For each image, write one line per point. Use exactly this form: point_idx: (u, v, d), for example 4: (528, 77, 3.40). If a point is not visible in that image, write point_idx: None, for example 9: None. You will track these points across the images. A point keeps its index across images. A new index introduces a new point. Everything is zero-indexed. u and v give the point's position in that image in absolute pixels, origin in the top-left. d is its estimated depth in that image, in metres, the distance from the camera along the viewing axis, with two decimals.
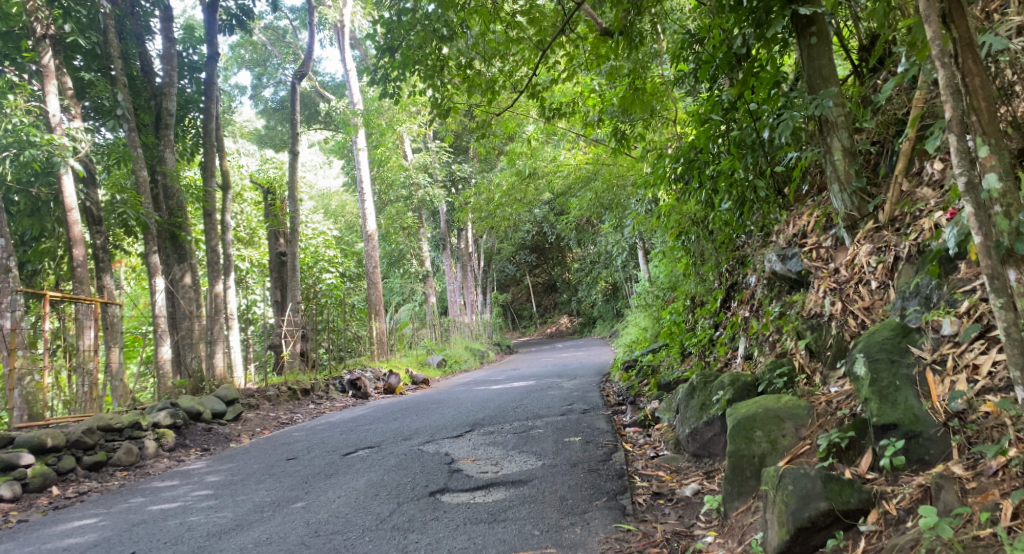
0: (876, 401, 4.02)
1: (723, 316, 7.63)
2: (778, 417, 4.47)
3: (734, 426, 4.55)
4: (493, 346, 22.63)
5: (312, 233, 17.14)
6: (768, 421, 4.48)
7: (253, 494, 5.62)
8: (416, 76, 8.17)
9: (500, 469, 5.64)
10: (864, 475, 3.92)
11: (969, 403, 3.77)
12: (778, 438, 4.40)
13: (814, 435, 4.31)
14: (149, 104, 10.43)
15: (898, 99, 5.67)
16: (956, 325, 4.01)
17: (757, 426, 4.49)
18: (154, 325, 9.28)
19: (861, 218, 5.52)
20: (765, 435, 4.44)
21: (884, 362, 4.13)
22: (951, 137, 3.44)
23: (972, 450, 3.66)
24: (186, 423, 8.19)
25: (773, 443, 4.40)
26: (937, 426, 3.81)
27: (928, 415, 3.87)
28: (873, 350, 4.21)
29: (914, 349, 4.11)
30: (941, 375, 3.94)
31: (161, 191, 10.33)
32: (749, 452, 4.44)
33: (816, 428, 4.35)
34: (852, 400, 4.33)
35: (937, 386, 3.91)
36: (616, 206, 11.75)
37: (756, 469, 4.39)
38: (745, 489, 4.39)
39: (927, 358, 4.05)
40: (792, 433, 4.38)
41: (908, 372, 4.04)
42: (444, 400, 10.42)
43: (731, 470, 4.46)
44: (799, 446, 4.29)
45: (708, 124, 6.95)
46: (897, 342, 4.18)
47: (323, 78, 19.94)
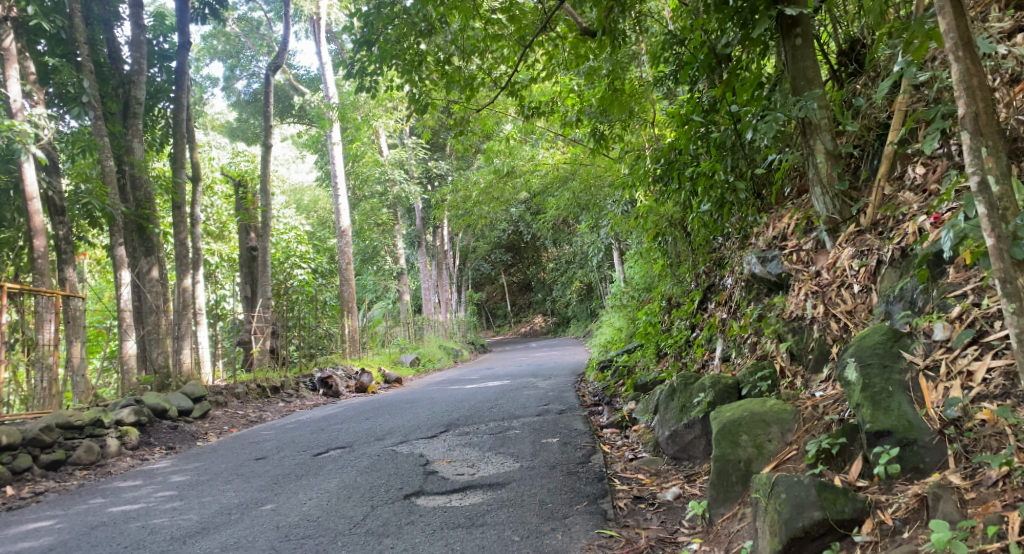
0: (869, 407, 3.95)
1: (700, 318, 7.57)
2: (764, 421, 4.43)
3: (720, 430, 4.49)
4: (466, 345, 22.48)
5: (284, 228, 16.88)
6: (754, 425, 4.44)
7: (220, 495, 5.45)
8: (393, 70, 8.01)
9: (477, 471, 5.52)
10: (856, 483, 3.86)
11: (965, 410, 3.74)
12: (765, 442, 4.36)
13: (801, 440, 4.28)
14: (117, 91, 10.20)
15: (880, 104, 5.64)
16: (948, 331, 3.98)
17: (743, 430, 4.44)
18: (119, 319, 9.01)
19: (842, 221, 5.46)
20: (751, 440, 4.39)
21: (875, 367, 4.07)
22: (963, 133, 3.46)
23: (970, 459, 3.63)
24: (150, 421, 7.99)
25: (760, 447, 4.35)
26: (933, 433, 3.78)
27: (922, 423, 3.83)
28: (865, 354, 4.16)
29: (905, 354, 4.07)
30: (935, 381, 3.91)
31: (128, 181, 10.07)
32: (735, 457, 4.37)
33: (803, 432, 4.32)
34: (840, 405, 4.29)
35: (931, 393, 3.88)
36: (593, 206, 11.67)
37: (742, 474, 4.31)
38: (731, 495, 4.31)
39: (919, 364, 4.01)
40: (778, 438, 4.35)
41: (900, 378, 4.00)
42: (417, 398, 10.28)
43: (717, 475, 4.37)
44: (786, 452, 4.26)
45: (689, 125, 6.88)
46: (889, 347, 4.14)
47: (298, 71, 19.66)
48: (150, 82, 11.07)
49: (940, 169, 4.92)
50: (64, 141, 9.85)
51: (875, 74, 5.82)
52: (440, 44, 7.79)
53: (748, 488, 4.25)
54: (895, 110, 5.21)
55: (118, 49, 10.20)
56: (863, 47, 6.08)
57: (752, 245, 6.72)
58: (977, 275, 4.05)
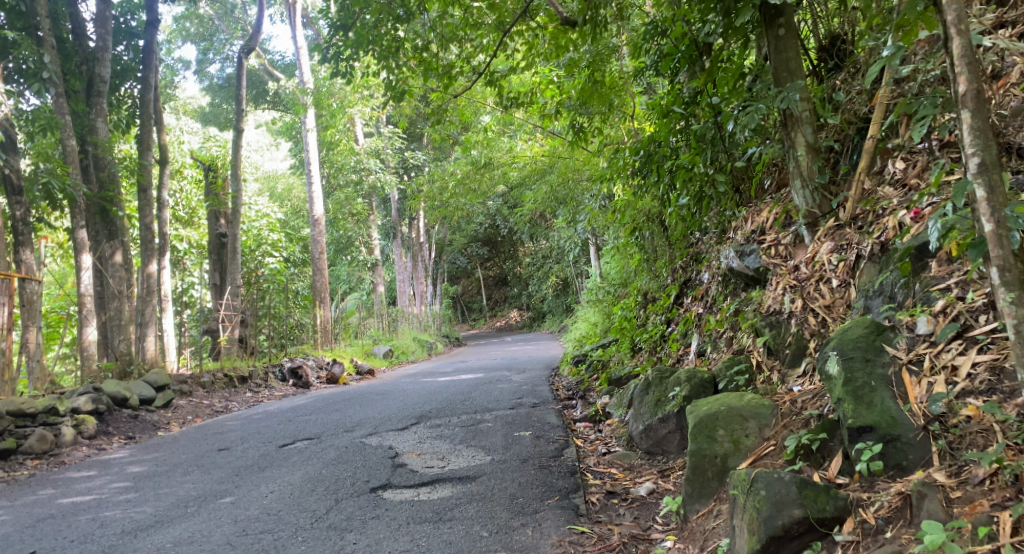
0: (851, 401, 3.85)
1: (676, 312, 7.48)
2: (740, 415, 4.34)
3: (696, 424, 4.40)
4: (440, 338, 22.31)
5: (256, 215, 16.59)
6: (731, 420, 4.35)
7: (177, 487, 5.27)
8: (368, 56, 7.82)
9: (447, 464, 5.39)
10: (835, 480, 3.78)
11: (950, 406, 3.67)
12: (741, 437, 4.27)
13: (779, 435, 4.21)
14: (82, 69, 9.91)
15: (860, 98, 5.57)
16: (931, 325, 3.94)
17: (719, 425, 4.35)
18: (79, 304, 8.80)
19: (822, 215, 5.39)
20: (728, 435, 4.30)
21: (858, 361, 3.98)
22: (963, 114, 3.36)
23: (955, 457, 3.56)
24: (109, 409, 7.78)
25: (737, 442, 4.26)
26: (917, 430, 3.69)
27: (906, 419, 3.74)
28: (847, 348, 4.06)
29: (888, 348, 4.00)
30: (918, 376, 3.84)
31: (91, 162, 9.79)
32: (711, 452, 4.28)
33: (781, 427, 4.24)
34: (819, 400, 4.23)
35: (915, 388, 3.81)
36: (571, 200, 11.57)
37: (718, 470, 4.23)
38: (707, 491, 4.23)
39: (902, 358, 3.95)
40: (756, 433, 4.27)
41: (883, 372, 3.92)
42: (389, 391, 10.11)
43: (692, 471, 4.29)
44: (764, 447, 4.19)
45: (670, 117, 6.76)
46: (871, 340, 4.04)
47: (273, 57, 19.32)
48: (117, 61, 10.77)
49: (920, 165, 4.87)
50: (24, 119, 9.55)
51: (855, 69, 5.76)
52: (417, 31, 7.63)
53: (724, 485, 4.17)
54: (878, 103, 5.11)
55: (83, 25, 9.91)
56: (843, 42, 6.00)
57: (730, 239, 6.64)
58: (960, 270, 4.02)
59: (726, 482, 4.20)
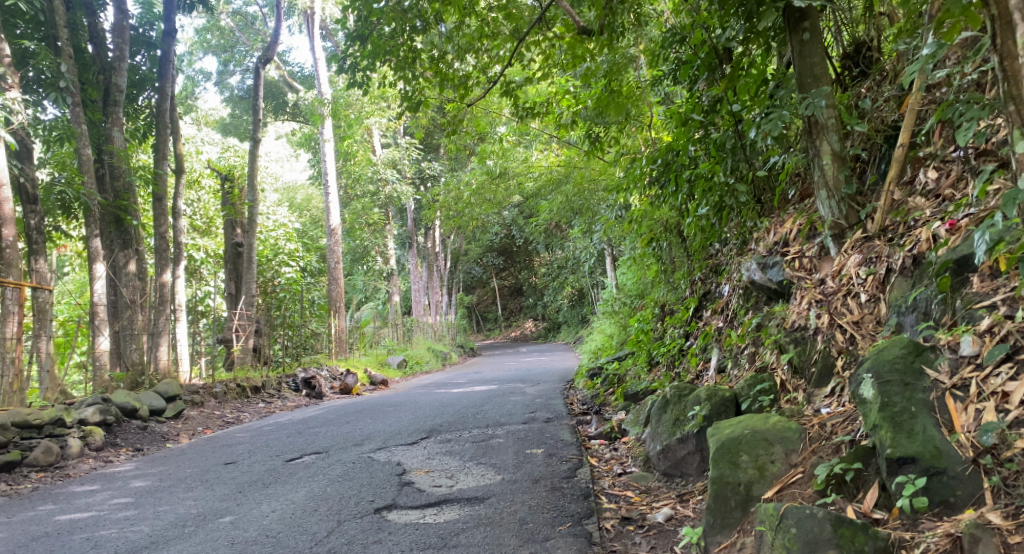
0: (890, 429, 3.64)
1: (695, 326, 7.25)
2: (766, 440, 4.12)
3: (718, 449, 4.17)
4: (455, 348, 22.13)
5: (273, 225, 16.37)
6: (756, 445, 4.13)
7: (178, 504, 5.11)
8: (385, 66, 7.65)
9: (455, 483, 5.19)
10: (873, 515, 3.57)
11: (1003, 437, 3.43)
12: (766, 464, 4.05)
13: (807, 463, 3.99)
14: (98, 78, 9.83)
15: (888, 105, 5.33)
16: (977, 346, 3.69)
17: (743, 450, 4.12)
18: (92, 314, 8.57)
19: (849, 226, 5.14)
20: (752, 461, 4.07)
21: (896, 386, 3.77)
22: None
23: (1011, 495, 3.33)
24: (117, 420, 7.65)
25: (762, 469, 4.03)
26: (966, 463, 3.47)
27: (953, 450, 3.52)
28: (884, 370, 3.85)
29: (930, 371, 3.77)
30: (963, 402, 3.61)
31: (106, 171, 9.71)
32: (734, 479, 4.05)
33: (808, 454, 4.04)
34: (850, 425, 4.04)
35: (961, 415, 3.59)
36: (586, 210, 11.39)
37: (741, 499, 4.00)
38: (730, 521, 3.97)
39: (945, 382, 3.72)
40: (782, 459, 4.05)
41: (925, 397, 3.70)
42: (402, 403, 9.92)
43: (714, 499, 4.04)
44: (791, 475, 3.97)
45: (688, 125, 6.54)
46: (910, 362, 3.83)
47: (292, 68, 19.27)
48: (134, 70, 10.70)
49: (953, 174, 4.64)
50: (41, 128, 9.48)
51: (882, 77, 5.53)
52: (434, 41, 7.48)
53: (749, 515, 3.93)
54: (908, 110, 4.83)
55: (100, 35, 9.84)
56: (869, 50, 5.81)
57: (751, 251, 6.41)
58: (1006, 286, 3.77)
59: (750, 511, 3.96)
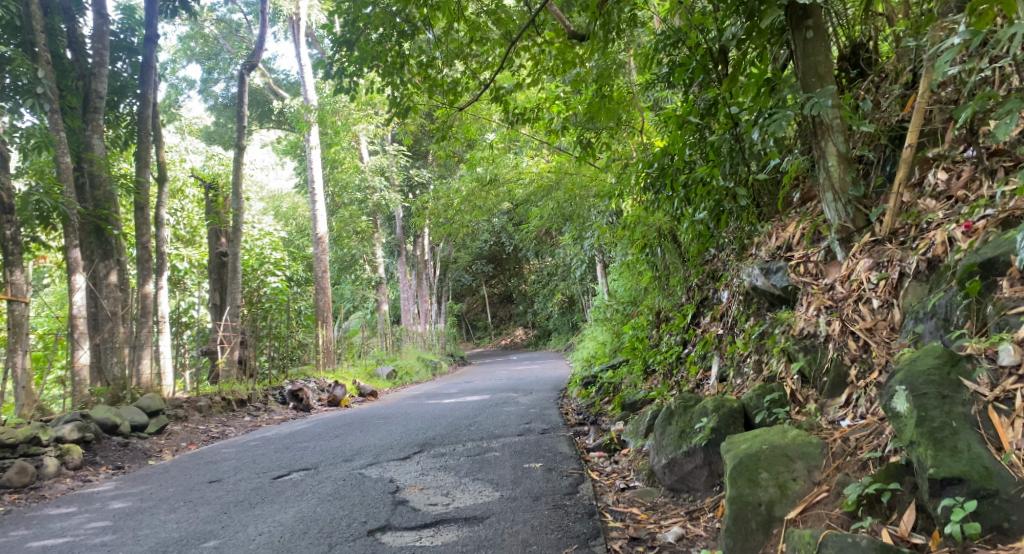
0: (930, 447, 3.49)
1: (693, 333, 7.05)
2: (786, 456, 4.01)
3: (736, 466, 4.04)
4: (445, 357, 21.88)
5: (258, 234, 16.07)
6: (775, 461, 4.00)
7: (159, 527, 4.87)
8: (371, 71, 7.44)
9: (452, 502, 4.97)
10: (910, 539, 3.47)
11: None
12: (788, 482, 3.93)
13: (831, 480, 3.88)
14: (77, 85, 9.58)
15: (892, 106, 5.17)
16: (1018, 356, 3.56)
17: (762, 467, 3.99)
18: (71, 327, 8.35)
19: (856, 230, 4.97)
20: (772, 478, 3.95)
21: (933, 399, 3.60)
22: None
23: None
24: (97, 437, 7.42)
25: (783, 487, 3.92)
26: (1018, 485, 3.33)
27: (1003, 471, 3.37)
28: (918, 381, 3.67)
29: (968, 383, 3.61)
30: (1009, 417, 3.47)
31: (86, 180, 9.41)
32: (754, 498, 3.92)
33: (832, 470, 3.93)
34: (874, 439, 3.90)
35: (1008, 431, 3.45)
36: (577, 217, 11.20)
37: (763, 520, 3.87)
38: (751, 544, 3.85)
39: (986, 395, 3.57)
40: (804, 477, 3.94)
41: (966, 412, 3.54)
42: (392, 415, 9.68)
43: (733, 521, 3.91)
44: (815, 493, 3.86)
45: (684, 127, 6.36)
46: (947, 373, 3.66)
47: (278, 76, 19.02)
48: (114, 77, 10.44)
49: (964, 176, 4.50)
50: (18, 136, 9.20)
51: (882, 77, 5.37)
52: (422, 47, 7.29)
53: (771, 537, 3.81)
54: (917, 108, 4.62)
55: (79, 40, 9.59)
56: (867, 51, 5.57)
57: (752, 256, 6.24)
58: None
59: (772, 533, 3.83)
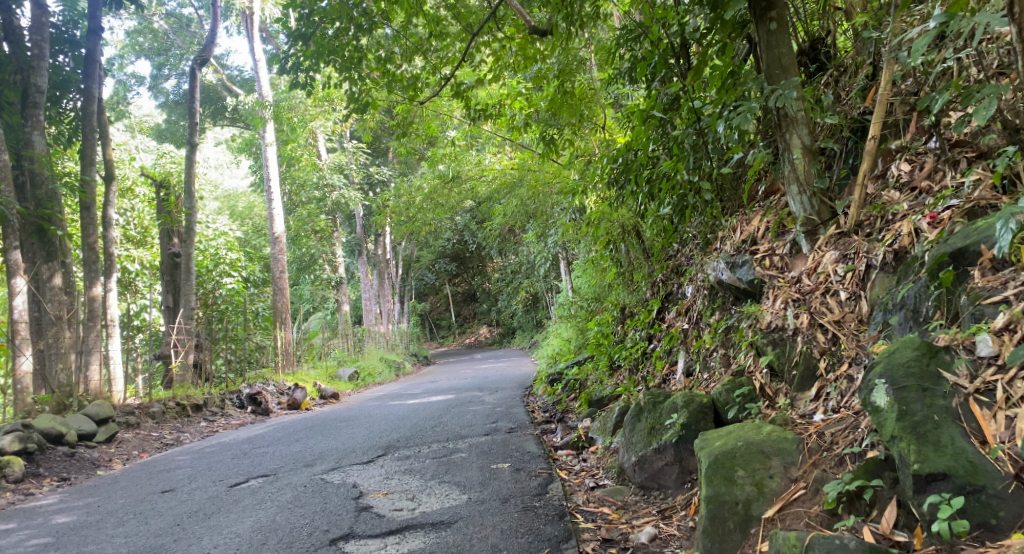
0: (913, 442, 3.45)
1: (658, 328, 7.00)
2: (762, 453, 3.98)
3: (712, 464, 4.00)
4: (408, 357, 21.65)
5: (213, 234, 15.67)
6: (751, 458, 3.98)
7: (108, 544, 4.74)
8: (327, 68, 7.24)
9: (418, 506, 4.85)
10: (892, 537, 3.43)
11: None
12: (764, 479, 3.90)
13: (808, 476, 3.85)
14: (14, 79, 9.25)
15: (853, 99, 5.14)
16: (996, 347, 3.56)
17: (738, 465, 3.96)
18: (12, 332, 8.00)
19: (822, 222, 4.94)
20: (749, 476, 3.91)
21: (914, 392, 3.56)
22: None
23: None
24: (40, 448, 7.19)
25: (759, 485, 3.88)
26: (1006, 480, 3.29)
27: (989, 466, 3.34)
28: (899, 375, 3.63)
29: (947, 375, 3.59)
30: (991, 409, 3.45)
31: (26, 178, 9.12)
32: (731, 497, 3.88)
33: (809, 466, 3.89)
34: (849, 434, 3.90)
35: (990, 423, 3.43)
36: (541, 214, 11.13)
37: (740, 520, 3.83)
38: (728, 544, 3.81)
39: (966, 387, 3.54)
40: (781, 474, 3.90)
41: (947, 404, 3.52)
42: (355, 417, 9.49)
43: (710, 521, 3.87)
44: (793, 491, 3.83)
45: (648, 122, 6.27)
46: (926, 365, 3.63)
47: (231, 72, 18.46)
48: (56, 71, 10.09)
49: (927, 167, 4.46)
50: None
51: (841, 71, 5.35)
52: (380, 42, 7.12)
53: (749, 537, 3.77)
54: (879, 100, 4.57)
55: (16, 33, 9.25)
56: (827, 46, 5.54)
57: (716, 250, 6.21)
58: (1013, 279, 3.67)
59: (750, 533, 3.80)
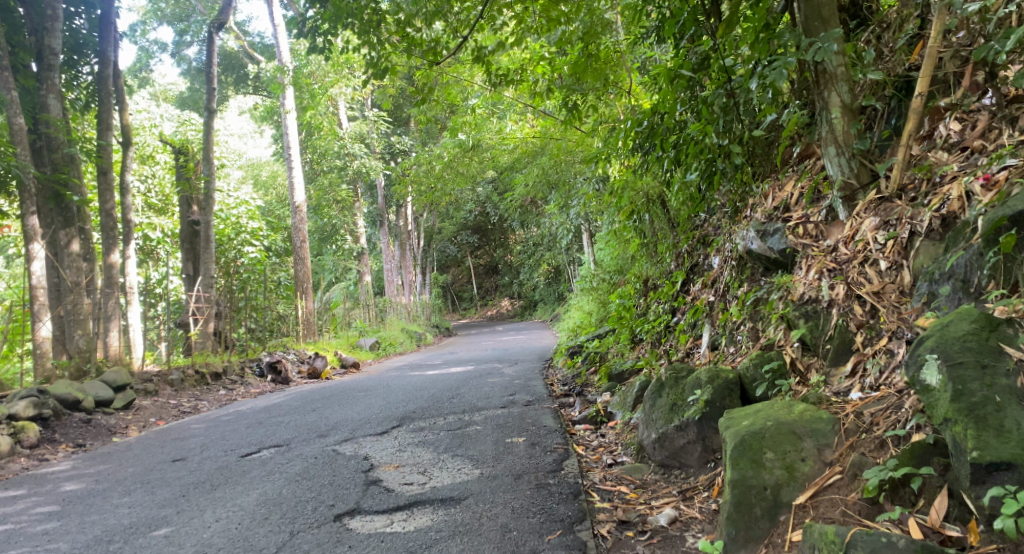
0: (970, 426, 3.19)
1: (683, 301, 6.72)
2: (794, 434, 3.72)
3: (738, 446, 3.75)
4: (430, 329, 21.55)
5: (234, 202, 15.52)
6: (782, 439, 3.72)
7: (110, 514, 4.62)
8: (346, 31, 6.91)
9: (428, 481, 4.65)
10: (943, 531, 3.20)
11: None
12: (796, 463, 3.65)
13: (844, 460, 3.60)
14: (29, 40, 9.09)
15: (897, 55, 4.77)
16: None
17: (768, 446, 3.71)
18: (31, 298, 7.85)
19: (861, 186, 4.60)
20: (779, 459, 3.66)
21: (972, 369, 3.29)
22: None
23: None
24: (56, 414, 7.11)
25: (790, 469, 3.63)
26: None
27: None
28: (954, 350, 3.36)
29: (1009, 350, 3.30)
30: None
31: (43, 142, 8.90)
32: (758, 482, 3.64)
33: (846, 449, 3.63)
34: (890, 414, 3.64)
35: None
36: (563, 183, 10.83)
37: (768, 506, 3.59)
38: (755, 533, 3.58)
39: None
40: (814, 457, 3.65)
41: (1009, 383, 3.22)
42: (373, 387, 9.33)
43: (736, 508, 3.63)
44: (826, 476, 3.58)
45: (676, 82, 5.81)
46: (985, 340, 3.34)
47: (252, 39, 18.13)
48: (72, 35, 9.93)
49: (981, 125, 4.14)
50: None
51: (884, 27, 4.97)
52: (399, 4, 6.76)
53: (778, 525, 3.53)
54: (928, 53, 4.23)
55: None
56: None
57: (746, 218, 5.91)
58: None
59: (779, 521, 3.56)
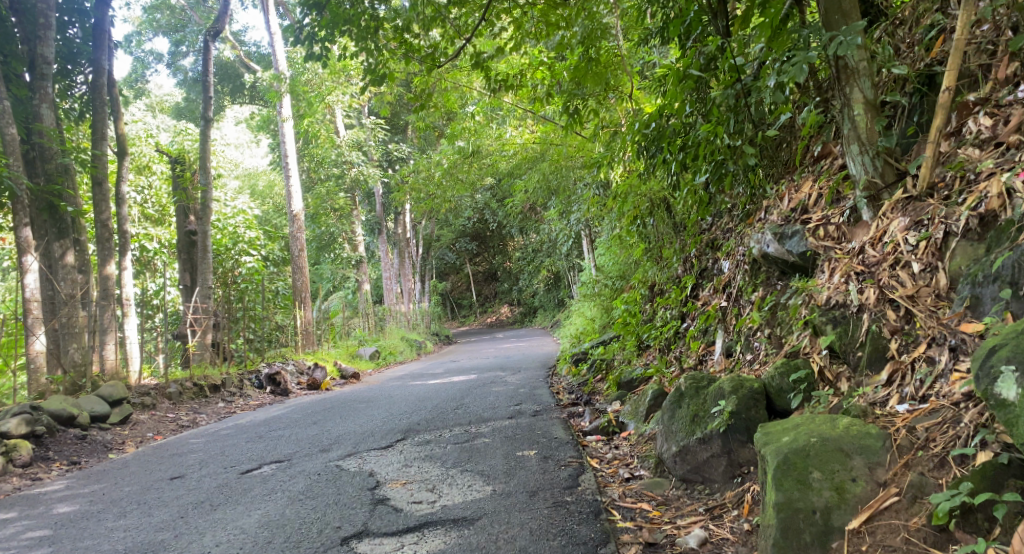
0: None
1: (693, 307, 6.47)
2: (842, 451, 3.55)
3: (782, 466, 3.56)
4: (429, 336, 21.33)
5: (231, 212, 15.29)
6: (829, 457, 3.54)
7: (106, 538, 4.41)
8: (344, 36, 6.66)
9: (438, 499, 4.44)
10: None
11: None
12: (846, 483, 3.47)
13: (900, 481, 3.43)
14: (20, 49, 8.88)
15: (917, 50, 4.58)
16: None
17: (814, 466, 3.53)
18: (25, 311, 7.62)
19: (885, 186, 4.38)
20: (827, 480, 3.49)
21: None
22: None
23: None
24: (50, 430, 6.89)
25: (840, 490, 3.46)
26: None
27: None
28: None
29: None
30: None
31: (36, 153, 8.70)
32: (806, 505, 3.47)
33: (901, 468, 3.46)
34: (948, 429, 3.48)
35: None
36: (564, 189, 10.64)
37: (819, 531, 3.42)
38: None
39: None
40: (865, 476, 3.48)
41: None
42: (374, 398, 9.09)
43: (783, 532, 3.46)
44: (882, 498, 3.40)
45: (684, 82, 5.44)
46: None
47: (248, 48, 17.92)
48: (66, 44, 9.71)
49: (1014, 120, 3.94)
50: None
51: (900, 22, 4.77)
52: (396, 9, 6.49)
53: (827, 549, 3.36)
54: (956, 46, 4.02)
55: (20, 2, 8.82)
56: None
57: (760, 221, 5.70)
58: None
59: (831, 547, 3.38)
